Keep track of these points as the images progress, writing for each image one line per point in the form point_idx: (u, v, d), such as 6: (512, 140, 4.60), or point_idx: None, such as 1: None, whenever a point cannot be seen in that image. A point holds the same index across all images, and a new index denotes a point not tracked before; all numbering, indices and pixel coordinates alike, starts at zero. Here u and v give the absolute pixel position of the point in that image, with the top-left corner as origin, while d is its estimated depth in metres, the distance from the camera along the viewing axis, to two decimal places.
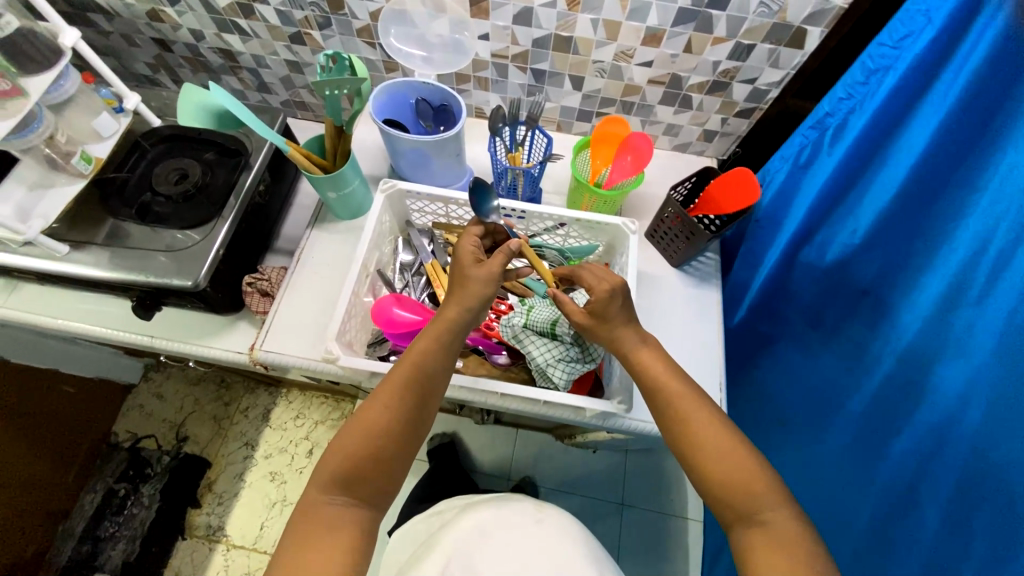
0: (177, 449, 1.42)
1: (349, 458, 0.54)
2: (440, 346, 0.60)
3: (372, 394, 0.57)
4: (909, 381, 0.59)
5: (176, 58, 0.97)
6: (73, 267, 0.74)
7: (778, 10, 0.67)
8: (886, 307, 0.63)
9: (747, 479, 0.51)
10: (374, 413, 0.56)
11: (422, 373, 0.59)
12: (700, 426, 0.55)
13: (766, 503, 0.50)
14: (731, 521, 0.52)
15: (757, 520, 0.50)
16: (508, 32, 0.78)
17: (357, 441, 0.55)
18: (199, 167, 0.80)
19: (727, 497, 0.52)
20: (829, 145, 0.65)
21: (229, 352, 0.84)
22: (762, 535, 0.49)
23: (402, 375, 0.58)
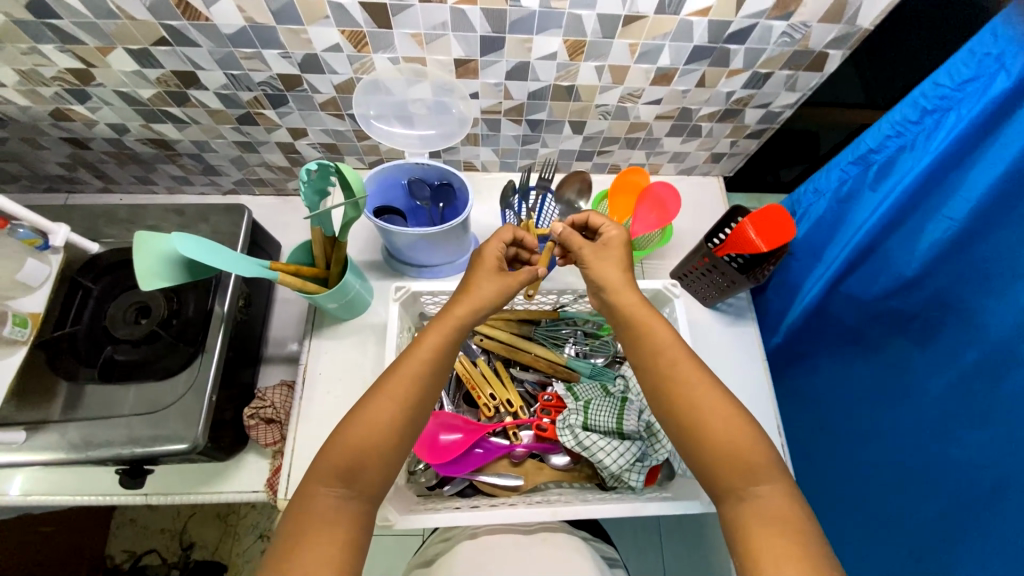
0: (185, 560, 1.28)
1: (350, 451, 0.48)
2: (452, 340, 0.53)
3: (372, 390, 0.51)
4: (966, 418, 0.58)
5: (96, 154, 0.81)
6: (35, 454, 0.61)
7: (800, 38, 0.62)
8: (934, 342, 0.61)
9: (742, 447, 0.48)
10: (379, 406, 0.49)
11: (434, 368, 0.52)
12: (697, 393, 0.50)
13: (761, 475, 0.46)
14: (716, 493, 0.48)
15: (746, 493, 0.46)
16: (500, 88, 0.68)
17: (358, 433, 0.48)
18: (161, 297, 0.68)
19: (718, 470, 0.48)
20: (872, 181, 0.63)
21: (242, 494, 0.74)
22: (752, 509, 0.45)
23: (411, 373, 0.51)
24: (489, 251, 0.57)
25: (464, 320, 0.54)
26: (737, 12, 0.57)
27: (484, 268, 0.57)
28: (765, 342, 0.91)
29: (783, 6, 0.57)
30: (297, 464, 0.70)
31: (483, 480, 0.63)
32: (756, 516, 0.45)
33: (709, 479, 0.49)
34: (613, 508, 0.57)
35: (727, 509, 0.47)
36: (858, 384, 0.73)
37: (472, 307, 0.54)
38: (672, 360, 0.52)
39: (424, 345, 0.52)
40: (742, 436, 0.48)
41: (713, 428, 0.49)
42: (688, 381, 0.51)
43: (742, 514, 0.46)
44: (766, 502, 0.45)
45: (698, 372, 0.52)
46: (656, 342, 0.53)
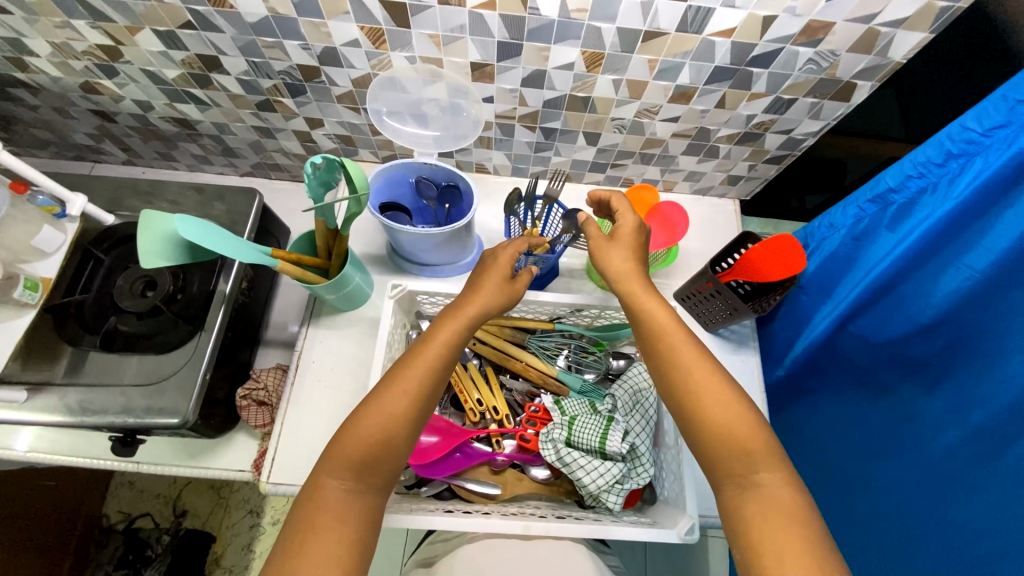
0: (177, 527, 1.32)
1: (365, 444, 0.48)
2: (463, 335, 0.53)
3: (386, 385, 0.50)
4: (970, 477, 0.55)
5: (122, 128, 0.84)
6: (35, 414, 0.64)
7: (827, 66, 0.60)
8: (944, 394, 0.59)
9: (741, 435, 0.47)
10: (390, 399, 0.49)
11: (445, 362, 0.52)
12: (697, 376, 0.49)
13: (762, 464, 0.45)
14: (720, 481, 0.47)
15: (750, 481, 0.45)
16: (516, 94, 0.68)
17: (372, 426, 0.48)
18: (168, 273, 0.69)
19: (718, 459, 0.47)
20: (890, 222, 0.61)
21: (229, 472, 0.75)
22: (753, 500, 0.44)
23: (423, 366, 0.51)
24: (491, 254, 0.59)
25: (476, 317, 0.54)
26: (761, 36, 0.56)
27: (494, 270, 0.57)
28: (768, 373, 0.88)
29: (811, 32, 0.55)
30: (284, 448, 0.71)
31: (460, 485, 0.63)
32: (761, 511, 0.44)
33: (711, 468, 0.48)
34: (589, 527, 0.56)
35: (730, 497, 0.46)
36: (861, 427, 0.71)
37: (484, 306, 0.54)
38: (671, 347, 0.51)
39: (435, 339, 0.52)
40: (743, 421, 0.47)
41: (709, 413, 0.48)
42: (688, 365, 0.50)
43: (744, 506, 0.45)
44: (769, 493, 0.44)
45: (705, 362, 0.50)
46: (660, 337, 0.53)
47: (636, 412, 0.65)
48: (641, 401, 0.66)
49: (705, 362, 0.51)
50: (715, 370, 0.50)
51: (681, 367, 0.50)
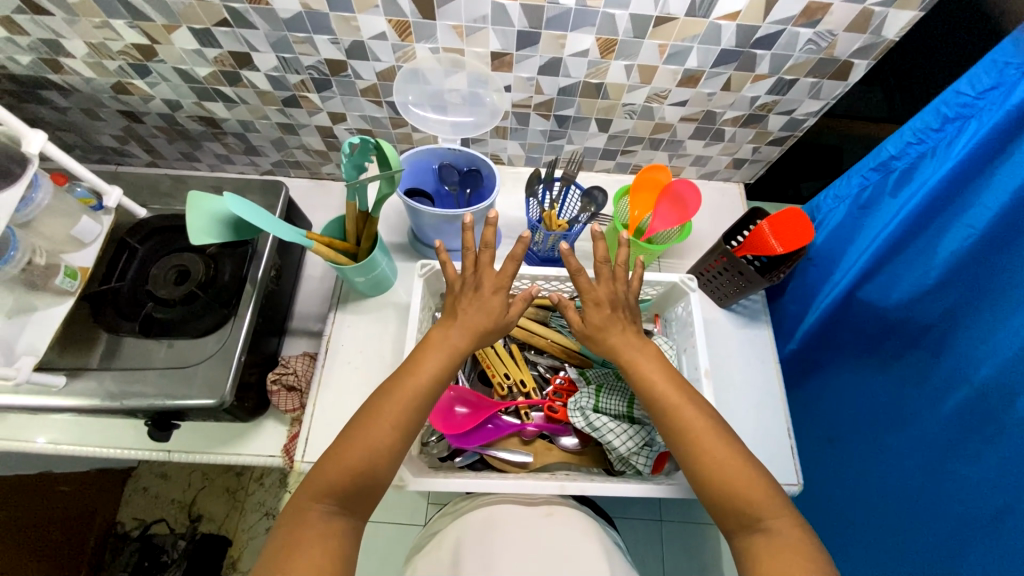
0: (193, 531, 1.31)
1: (347, 470, 0.49)
2: (450, 366, 0.55)
3: (373, 409, 0.52)
4: (977, 435, 0.58)
5: (148, 129, 0.86)
6: (73, 399, 0.65)
7: (826, 46, 0.64)
8: (950, 355, 0.61)
9: (742, 484, 0.50)
10: (376, 425, 0.51)
11: (429, 393, 0.54)
12: (702, 437, 0.53)
13: (765, 509, 0.49)
14: (729, 528, 0.51)
15: (759, 527, 0.49)
16: (532, 82, 0.72)
17: (359, 452, 0.50)
18: (201, 262, 0.72)
19: (730, 497, 0.50)
20: (892, 188, 0.64)
21: (260, 457, 0.76)
22: (762, 542, 0.48)
23: (410, 398, 0.53)
24: (489, 284, 0.58)
25: (461, 351, 0.56)
26: (764, 18, 0.60)
27: (489, 304, 0.58)
28: (780, 349, 0.91)
29: (809, 13, 0.59)
30: (317, 428, 0.73)
31: (492, 454, 0.65)
32: (770, 551, 0.47)
33: (720, 516, 0.51)
34: (620, 486, 0.59)
35: (741, 543, 0.50)
36: (873, 392, 0.73)
37: (472, 340, 0.57)
38: (670, 400, 0.56)
39: (422, 371, 0.54)
40: (743, 470, 0.51)
41: (709, 462, 0.51)
42: (693, 431, 0.53)
43: (754, 546, 0.48)
44: (776, 533, 0.48)
45: (712, 428, 0.54)
46: (658, 391, 0.57)
47: None
48: None
49: (701, 411, 0.55)
50: (711, 419, 0.55)
51: (679, 422, 0.54)
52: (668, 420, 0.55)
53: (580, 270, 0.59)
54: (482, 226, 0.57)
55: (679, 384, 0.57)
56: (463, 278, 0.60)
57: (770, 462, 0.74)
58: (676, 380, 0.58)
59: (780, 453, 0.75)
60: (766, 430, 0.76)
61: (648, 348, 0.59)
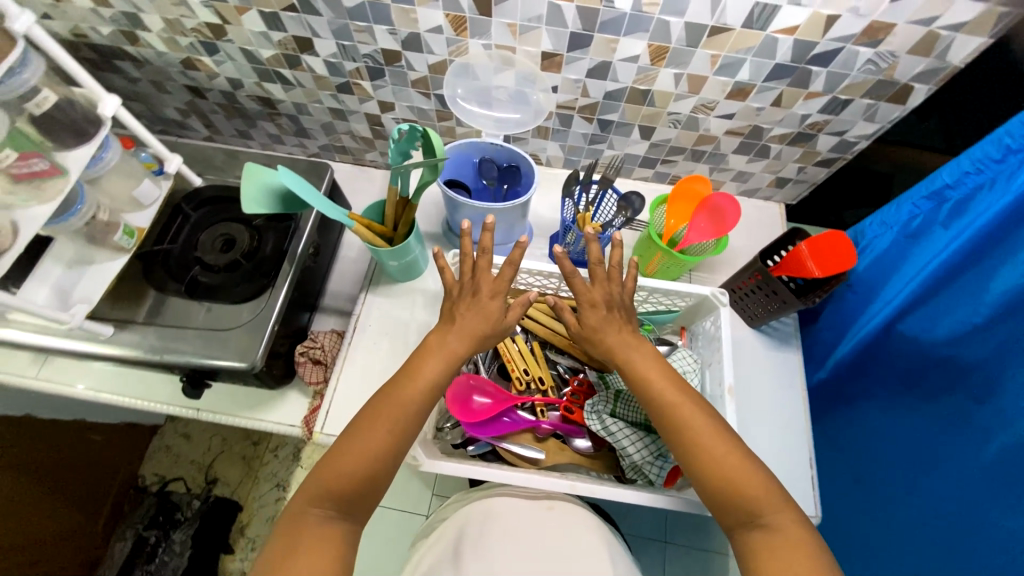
0: (207, 493, 1.38)
1: (342, 475, 0.51)
2: (448, 370, 0.56)
3: (373, 416, 0.54)
4: (1020, 487, 0.55)
5: (209, 105, 0.91)
6: (118, 349, 0.69)
7: (886, 67, 0.62)
8: (999, 400, 0.58)
9: (742, 480, 0.52)
10: (375, 432, 0.53)
11: (425, 398, 0.55)
12: (703, 434, 0.53)
13: (765, 506, 0.50)
14: (728, 524, 0.52)
15: (758, 524, 0.50)
16: (579, 84, 0.72)
17: (354, 456, 0.51)
18: (247, 233, 0.76)
19: (731, 493, 0.51)
20: (944, 219, 0.60)
21: (282, 425, 0.79)
22: (762, 538, 0.50)
23: (407, 403, 0.54)
24: (488, 291, 0.59)
25: (460, 356, 0.57)
26: (824, 34, 0.59)
27: (486, 309, 0.59)
28: (810, 375, 0.88)
29: (872, 33, 0.58)
30: (338, 403, 0.75)
31: (505, 447, 0.66)
32: (768, 547, 0.49)
33: (720, 514, 0.52)
34: (631, 493, 0.58)
35: (740, 539, 0.51)
36: (911, 429, 0.70)
37: (469, 344, 0.58)
38: (670, 398, 0.56)
39: (421, 376, 0.55)
40: (744, 469, 0.52)
41: (709, 458, 0.53)
42: (694, 430, 0.54)
43: (753, 544, 0.50)
44: (777, 531, 0.50)
45: (713, 426, 0.55)
46: (659, 390, 0.57)
47: None
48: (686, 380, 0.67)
49: (701, 408, 0.56)
50: (710, 417, 0.55)
51: (679, 425, 0.55)
52: (667, 423, 0.55)
53: (574, 273, 0.61)
54: (481, 232, 0.58)
55: (678, 381, 0.57)
56: (461, 284, 0.60)
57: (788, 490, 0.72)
58: (673, 378, 0.58)
59: (801, 485, 0.72)
60: (786, 457, 0.74)
61: (643, 348, 0.60)
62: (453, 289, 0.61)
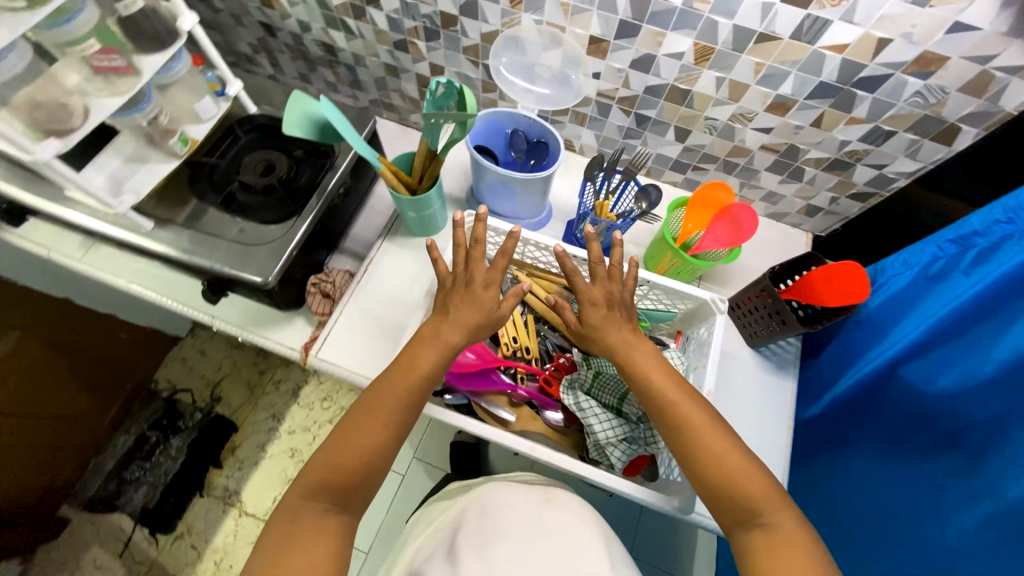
0: (209, 408, 1.48)
1: (339, 463, 0.54)
2: (442, 361, 0.60)
3: (369, 409, 0.57)
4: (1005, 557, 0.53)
5: (278, 44, 0.98)
6: (154, 243, 0.76)
7: (934, 102, 0.60)
8: (994, 463, 0.56)
9: (742, 477, 0.52)
10: (371, 424, 0.56)
11: (421, 390, 0.58)
12: (704, 432, 0.55)
13: (764, 504, 0.51)
14: (729, 523, 0.53)
15: (758, 523, 0.51)
16: (622, 74, 0.74)
17: (353, 446, 0.55)
18: (286, 162, 0.81)
19: (734, 493, 0.52)
20: (967, 266, 0.58)
21: (283, 347, 0.84)
22: (760, 536, 0.50)
23: (402, 394, 0.57)
24: (479, 283, 0.63)
25: (455, 347, 0.60)
26: (872, 58, 0.58)
27: (482, 300, 0.62)
28: (803, 409, 0.86)
29: (923, 63, 0.57)
30: (336, 333, 0.79)
31: (481, 404, 0.68)
32: (769, 546, 0.49)
33: (717, 512, 0.53)
34: (587, 469, 0.60)
35: (740, 538, 0.52)
36: (902, 478, 0.68)
37: (464, 336, 0.61)
38: (668, 397, 0.57)
39: (418, 369, 0.59)
40: (741, 465, 0.53)
41: (708, 454, 0.54)
42: (694, 429, 0.55)
43: (752, 542, 0.50)
44: (775, 529, 0.50)
45: (714, 423, 0.56)
46: (657, 385, 0.58)
47: None
48: None
49: (700, 406, 0.57)
50: (710, 415, 0.57)
51: (680, 419, 0.56)
52: (663, 414, 0.57)
53: (574, 273, 0.63)
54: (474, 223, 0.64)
55: (677, 378, 0.59)
56: (455, 274, 0.64)
57: None
58: (675, 377, 0.60)
59: None
60: None
61: (645, 347, 0.61)
62: (450, 278, 0.65)
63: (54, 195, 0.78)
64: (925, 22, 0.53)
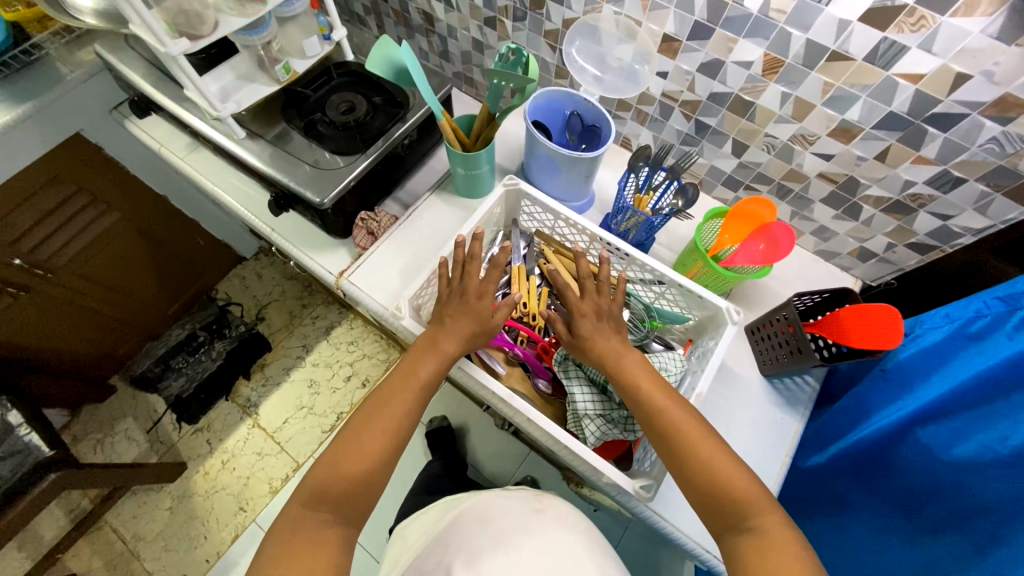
0: (253, 325, 1.63)
1: (340, 461, 0.59)
2: (439, 371, 0.64)
3: (371, 420, 0.61)
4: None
5: (387, 8, 1.08)
6: (243, 151, 0.87)
7: (1011, 153, 0.56)
8: (1013, 551, 0.51)
9: (728, 478, 0.53)
10: (371, 436, 0.60)
11: (421, 399, 0.63)
12: (690, 436, 0.55)
13: (751, 509, 0.51)
14: (718, 527, 0.53)
15: (744, 527, 0.51)
16: (689, 77, 0.75)
17: (357, 454, 0.59)
18: (366, 106, 0.90)
19: (723, 503, 0.52)
20: (1011, 329, 0.53)
21: (323, 270, 0.93)
22: (750, 541, 0.51)
23: (402, 405, 0.62)
24: (472, 294, 0.67)
25: (452, 356, 0.65)
26: (949, 93, 0.56)
27: (475, 309, 0.67)
28: (804, 457, 0.82)
29: (1003, 107, 0.53)
30: (369, 263, 0.87)
31: (479, 354, 0.73)
32: (758, 550, 0.49)
33: (708, 517, 0.54)
34: (563, 434, 0.62)
35: (728, 541, 0.52)
36: (916, 551, 0.64)
37: (461, 347, 0.65)
38: (654, 402, 0.57)
39: (417, 378, 0.63)
40: (730, 472, 0.53)
41: (697, 455, 0.54)
42: (680, 436, 0.55)
43: (742, 546, 0.51)
44: (762, 532, 0.50)
45: (704, 430, 0.56)
46: (642, 387, 0.59)
47: None
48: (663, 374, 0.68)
49: (685, 409, 0.57)
50: (697, 421, 0.57)
51: (666, 424, 0.56)
52: (649, 415, 0.57)
53: (567, 289, 0.67)
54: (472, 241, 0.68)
55: (661, 384, 0.59)
56: (453, 281, 0.69)
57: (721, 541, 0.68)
58: (660, 383, 0.59)
59: None
60: None
61: (634, 354, 0.62)
62: (453, 285, 0.69)
63: (176, 95, 0.92)
64: (1009, 61, 0.50)
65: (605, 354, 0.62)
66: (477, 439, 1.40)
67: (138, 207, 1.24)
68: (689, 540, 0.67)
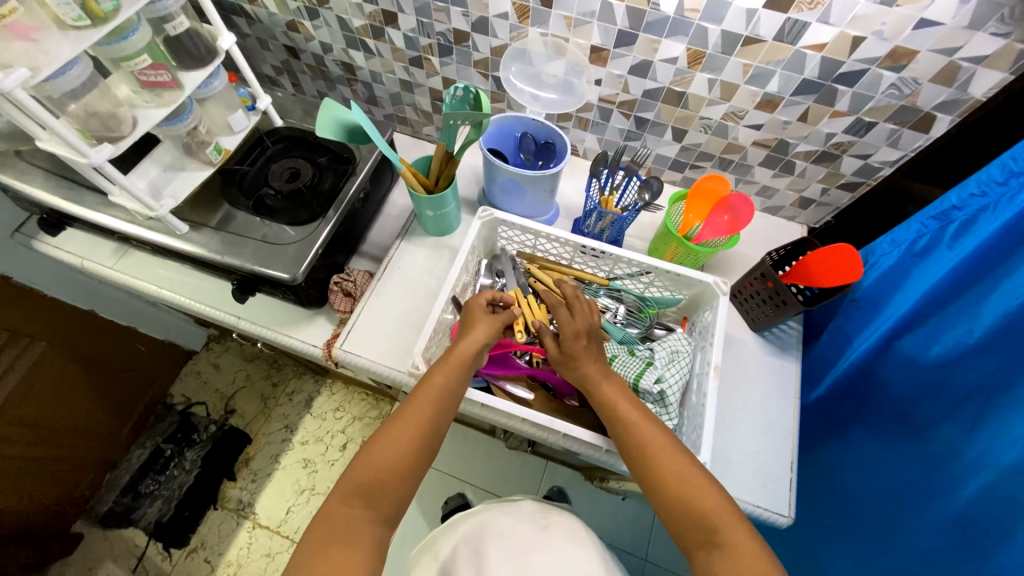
0: (224, 421, 1.50)
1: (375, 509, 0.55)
2: (455, 379, 0.62)
3: (388, 422, 0.59)
4: (999, 523, 0.55)
5: (301, 65, 1.05)
6: (189, 245, 0.80)
7: (909, 93, 0.66)
8: (986, 427, 0.58)
9: (694, 493, 0.53)
10: (397, 430, 0.58)
11: (446, 406, 0.60)
12: (658, 447, 0.57)
13: (720, 521, 0.51)
14: (692, 545, 0.53)
15: (717, 542, 0.51)
16: (621, 80, 0.80)
17: (402, 485, 0.56)
18: (311, 169, 0.87)
19: (681, 521, 0.53)
20: (950, 239, 0.62)
21: (305, 344, 0.88)
22: (721, 559, 0.50)
23: (421, 411, 0.59)
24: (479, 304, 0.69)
25: (466, 356, 0.63)
26: (849, 54, 0.64)
27: (488, 316, 0.68)
28: (808, 393, 0.91)
29: (895, 57, 0.63)
30: (357, 328, 0.83)
31: (500, 386, 0.73)
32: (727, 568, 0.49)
33: (683, 536, 0.53)
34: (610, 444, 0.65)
35: (702, 559, 0.52)
36: (903, 459, 0.71)
37: (472, 345, 0.64)
38: (628, 418, 0.59)
39: (429, 389, 0.60)
40: (695, 488, 0.54)
41: (662, 468, 0.55)
42: (654, 450, 0.57)
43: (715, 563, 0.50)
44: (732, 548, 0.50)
45: (677, 446, 0.57)
46: (618, 409, 0.60)
47: (673, 362, 0.72)
48: (677, 357, 0.72)
49: (659, 428, 0.59)
50: (671, 439, 0.58)
51: (641, 437, 0.58)
52: (623, 431, 0.59)
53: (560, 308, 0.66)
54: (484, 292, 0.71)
55: (628, 392, 0.62)
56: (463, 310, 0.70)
57: (766, 489, 0.73)
58: (631, 398, 0.62)
59: (777, 483, 0.73)
60: (771, 453, 0.76)
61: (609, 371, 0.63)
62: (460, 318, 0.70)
63: (94, 200, 0.83)
64: (893, 20, 0.59)
65: (590, 375, 0.63)
66: (491, 465, 1.39)
67: (62, 332, 1.10)
68: (741, 503, 0.71)
